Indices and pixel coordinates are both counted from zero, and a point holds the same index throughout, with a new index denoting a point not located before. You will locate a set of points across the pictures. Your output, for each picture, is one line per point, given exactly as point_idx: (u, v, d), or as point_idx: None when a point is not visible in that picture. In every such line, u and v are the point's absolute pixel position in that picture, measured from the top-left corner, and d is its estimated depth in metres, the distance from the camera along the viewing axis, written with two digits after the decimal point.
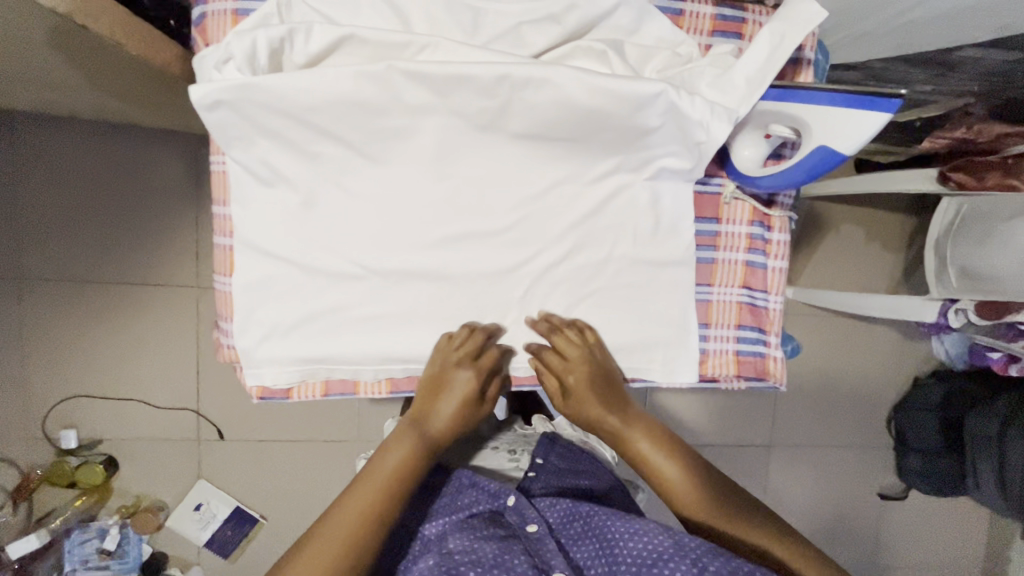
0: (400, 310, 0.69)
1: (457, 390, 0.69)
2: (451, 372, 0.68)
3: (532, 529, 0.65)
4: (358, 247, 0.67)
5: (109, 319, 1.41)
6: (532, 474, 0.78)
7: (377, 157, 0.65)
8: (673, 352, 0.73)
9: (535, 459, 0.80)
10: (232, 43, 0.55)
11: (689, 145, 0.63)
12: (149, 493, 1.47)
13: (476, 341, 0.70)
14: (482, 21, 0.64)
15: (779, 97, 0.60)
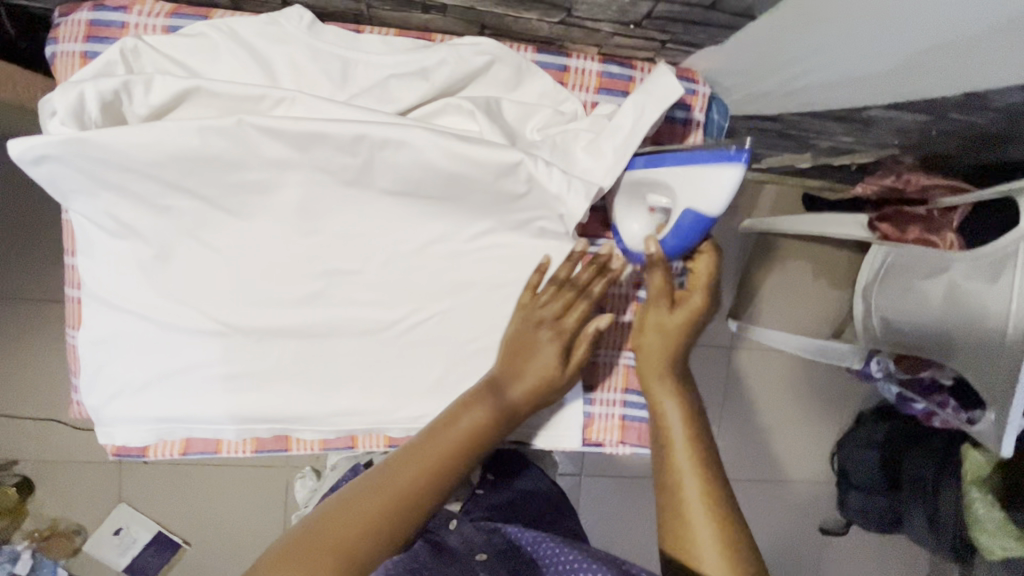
0: (265, 367, 0.66)
1: (545, 365, 0.61)
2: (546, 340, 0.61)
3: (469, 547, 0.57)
4: (221, 303, 0.64)
5: (27, 337, 1.36)
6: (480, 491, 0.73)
7: (237, 210, 0.62)
8: (554, 416, 0.70)
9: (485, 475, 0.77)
10: (55, 96, 0.52)
11: (553, 214, 0.62)
12: (65, 516, 1.42)
13: (579, 311, 0.62)
14: (351, 72, 0.61)
15: (647, 163, 0.59)
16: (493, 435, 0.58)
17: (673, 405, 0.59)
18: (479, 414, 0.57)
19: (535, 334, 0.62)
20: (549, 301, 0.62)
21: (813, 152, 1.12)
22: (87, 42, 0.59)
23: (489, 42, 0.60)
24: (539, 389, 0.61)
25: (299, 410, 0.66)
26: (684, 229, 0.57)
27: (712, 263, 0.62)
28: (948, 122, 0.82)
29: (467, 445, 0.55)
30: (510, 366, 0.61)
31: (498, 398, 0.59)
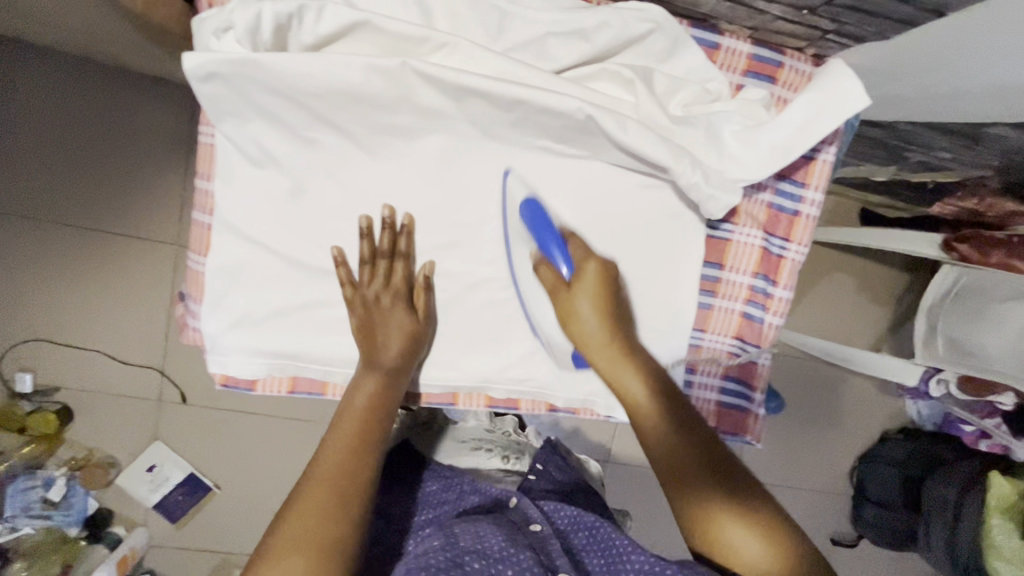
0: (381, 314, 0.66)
1: (401, 325, 0.64)
2: (386, 308, 0.64)
3: (537, 527, 0.61)
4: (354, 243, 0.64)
5: (85, 264, 1.37)
6: (533, 476, 0.79)
7: (378, 153, 0.62)
8: None
9: (535, 464, 0.81)
10: (235, 11, 0.50)
11: None
12: (101, 449, 1.42)
13: (401, 272, 0.64)
14: (507, 25, 0.60)
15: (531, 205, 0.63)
16: (391, 387, 0.62)
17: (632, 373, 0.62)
18: (370, 383, 0.62)
19: (376, 306, 0.64)
20: (368, 280, 0.63)
21: (898, 166, 1.11)
22: None
23: (655, 9, 0.59)
24: (407, 346, 0.64)
25: (411, 359, 0.67)
26: (531, 224, 0.63)
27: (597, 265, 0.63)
28: None
29: (380, 397, 0.61)
30: (366, 338, 0.63)
31: (374, 361, 0.63)
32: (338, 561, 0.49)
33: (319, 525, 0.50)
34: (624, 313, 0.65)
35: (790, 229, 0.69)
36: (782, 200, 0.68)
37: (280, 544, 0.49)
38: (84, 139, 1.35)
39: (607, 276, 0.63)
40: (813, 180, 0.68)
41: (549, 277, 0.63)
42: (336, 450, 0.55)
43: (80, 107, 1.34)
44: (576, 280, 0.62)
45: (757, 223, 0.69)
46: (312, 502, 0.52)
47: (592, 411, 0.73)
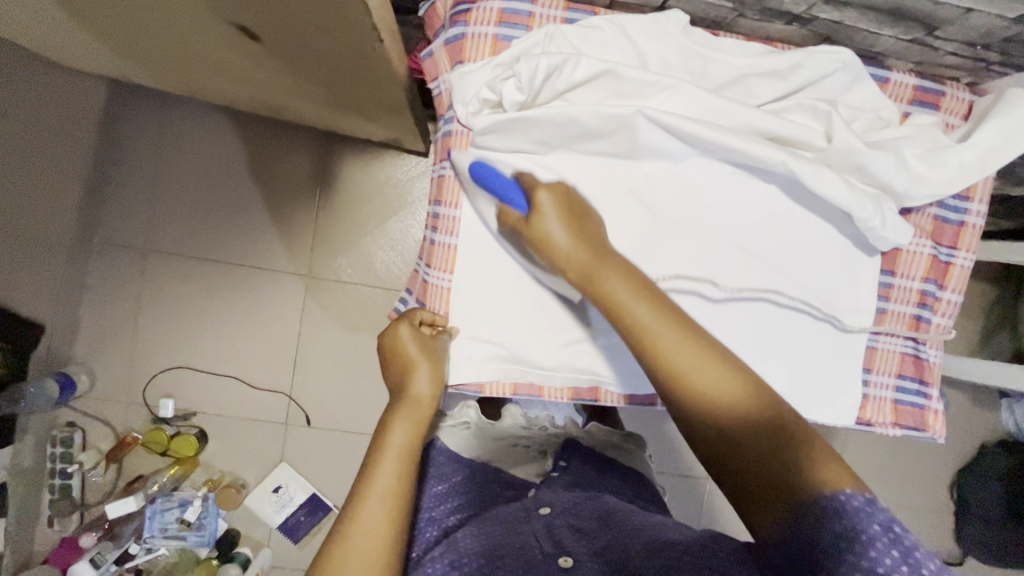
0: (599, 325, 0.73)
1: (424, 355, 0.66)
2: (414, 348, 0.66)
3: (545, 509, 0.73)
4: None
5: (221, 295, 1.49)
6: (556, 474, 0.88)
7: (598, 180, 0.71)
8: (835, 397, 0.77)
9: (560, 461, 0.91)
10: (520, 63, 0.62)
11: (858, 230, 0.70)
12: (231, 471, 1.50)
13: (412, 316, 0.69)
14: (711, 68, 0.69)
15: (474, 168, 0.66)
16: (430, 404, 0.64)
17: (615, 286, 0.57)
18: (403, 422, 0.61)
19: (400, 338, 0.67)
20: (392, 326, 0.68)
21: (1002, 182, 1.18)
22: (498, 27, 0.69)
23: (845, 52, 0.69)
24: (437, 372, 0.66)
25: (619, 365, 0.74)
26: (483, 180, 0.65)
27: (550, 193, 0.62)
28: None
29: (417, 427, 0.62)
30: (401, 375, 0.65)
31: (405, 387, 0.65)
32: None
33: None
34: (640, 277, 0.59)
35: (956, 238, 0.76)
36: (948, 213, 0.76)
37: None
38: (226, 182, 1.47)
39: (563, 199, 0.63)
40: (977, 195, 0.75)
41: (514, 219, 0.64)
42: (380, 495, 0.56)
43: (224, 154, 1.47)
44: (535, 215, 0.62)
45: (926, 232, 0.76)
46: (364, 557, 0.53)
47: (779, 410, 0.77)
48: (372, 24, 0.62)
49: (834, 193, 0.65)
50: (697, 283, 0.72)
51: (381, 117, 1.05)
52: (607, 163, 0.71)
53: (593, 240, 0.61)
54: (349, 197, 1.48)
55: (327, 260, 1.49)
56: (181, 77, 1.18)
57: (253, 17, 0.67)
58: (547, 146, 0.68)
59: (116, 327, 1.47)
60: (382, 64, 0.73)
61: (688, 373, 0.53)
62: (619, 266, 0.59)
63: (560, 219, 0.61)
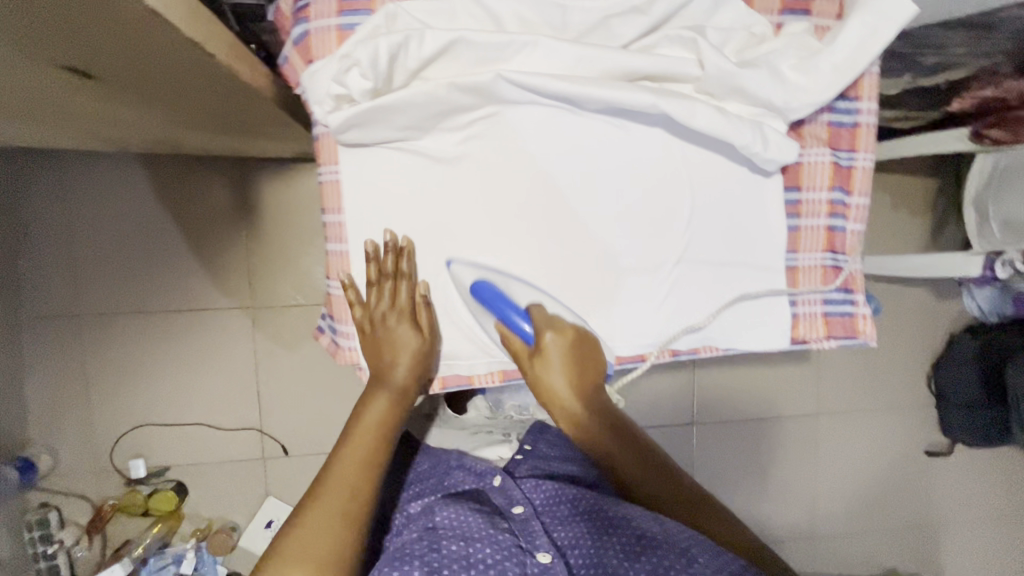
0: (522, 300, 0.68)
1: (409, 347, 0.69)
2: (395, 327, 0.68)
3: (518, 510, 0.74)
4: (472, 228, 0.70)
5: (167, 344, 1.45)
6: (520, 458, 0.90)
7: (480, 155, 0.69)
8: (763, 327, 0.77)
9: (524, 445, 0.93)
10: (357, 49, 0.58)
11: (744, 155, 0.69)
12: (220, 515, 1.48)
13: (405, 293, 0.69)
14: (570, 17, 0.67)
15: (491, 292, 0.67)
16: (393, 416, 0.70)
17: (557, 369, 0.67)
18: (380, 404, 0.69)
19: (384, 325, 0.68)
20: (376, 302, 0.69)
21: (912, 73, 1.17)
22: (340, 15, 0.65)
23: None
24: (415, 368, 0.69)
25: None
26: (485, 301, 0.67)
27: (558, 341, 0.66)
28: None
29: (378, 437, 0.68)
30: (379, 357, 0.69)
31: (386, 384, 0.69)
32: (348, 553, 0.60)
33: (340, 526, 0.61)
34: (589, 354, 0.69)
35: (853, 140, 0.75)
36: (840, 117, 0.74)
37: (307, 528, 0.60)
38: (147, 230, 1.42)
39: (568, 342, 0.67)
40: (866, 92, 0.74)
41: (518, 344, 0.67)
42: (327, 504, 0.61)
43: (137, 201, 1.42)
44: (538, 349, 0.66)
45: (823, 141, 0.75)
46: (338, 507, 0.62)
47: (714, 345, 0.77)
48: (192, 35, 0.57)
49: (711, 127, 0.65)
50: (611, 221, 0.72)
51: (274, 131, 1.01)
52: (487, 134, 0.68)
53: (586, 377, 0.69)
54: (276, 220, 1.44)
55: (269, 287, 1.46)
56: (62, 133, 1.12)
57: (73, 56, 0.62)
58: (419, 129, 0.65)
59: (67, 398, 1.43)
60: (231, 78, 0.69)
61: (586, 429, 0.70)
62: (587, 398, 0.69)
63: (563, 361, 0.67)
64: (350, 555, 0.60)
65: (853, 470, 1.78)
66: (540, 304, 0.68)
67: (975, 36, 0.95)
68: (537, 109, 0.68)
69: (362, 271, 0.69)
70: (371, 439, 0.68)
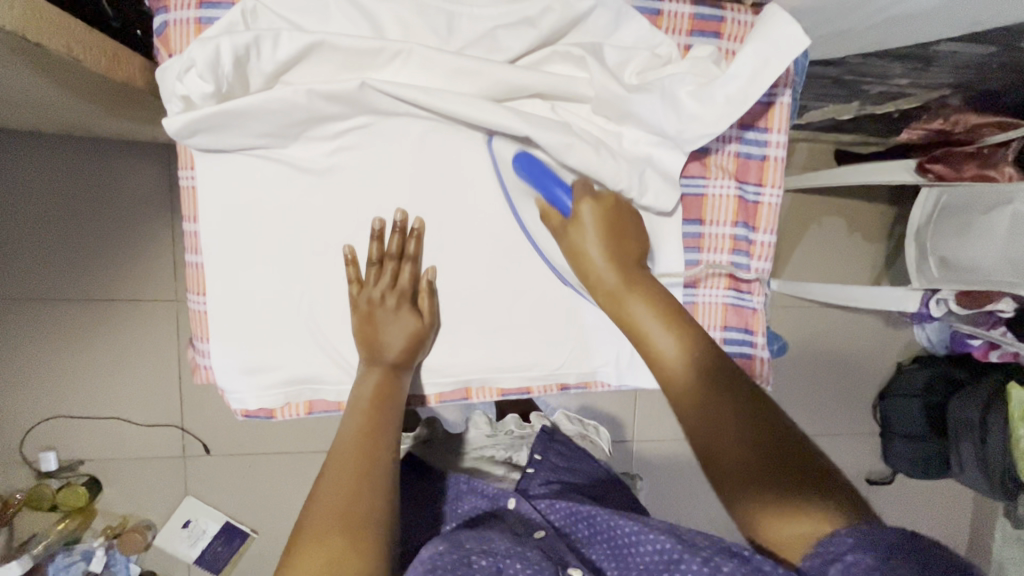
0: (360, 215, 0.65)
1: (405, 327, 0.65)
2: (387, 307, 0.65)
3: (540, 533, 0.64)
4: (339, 247, 0.65)
5: (85, 334, 1.38)
6: (530, 472, 0.82)
7: (352, 168, 0.64)
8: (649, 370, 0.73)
9: (533, 456, 0.85)
10: (193, 49, 0.53)
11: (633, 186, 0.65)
12: (135, 513, 1.43)
13: (407, 274, 0.66)
14: (456, 25, 0.62)
15: (526, 161, 0.62)
16: (396, 384, 0.64)
17: (593, 239, 0.60)
18: (374, 377, 0.64)
19: (383, 308, 0.65)
20: (375, 279, 0.65)
21: (860, 101, 1.13)
22: (200, 8, 0.60)
23: None
24: (412, 346, 0.66)
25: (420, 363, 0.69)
26: (531, 178, 0.62)
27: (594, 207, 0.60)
28: (1010, 53, 0.84)
29: (380, 405, 0.62)
30: (370, 338, 0.65)
31: (381, 359, 0.65)
32: (375, 525, 0.53)
33: (353, 495, 0.54)
34: (625, 229, 0.62)
35: (761, 174, 0.71)
36: (748, 148, 0.71)
37: (326, 504, 0.54)
38: (69, 213, 1.35)
39: (608, 209, 0.61)
40: (776, 124, 0.70)
41: (555, 221, 0.62)
42: (338, 475, 0.56)
43: (58, 182, 1.34)
44: (575, 220, 0.61)
45: (729, 172, 0.71)
46: (340, 477, 0.56)
47: (604, 382, 0.74)
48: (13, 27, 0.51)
49: (591, 163, 0.61)
50: (497, 246, 0.68)
51: None
52: (359, 146, 0.63)
53: (630, 267, 0.61)
54: None
55: None
56: None
57: None
58: (280, 137, 0.60)
59: None
60: (86, 71, 0.63)
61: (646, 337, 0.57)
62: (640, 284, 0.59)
63: (595, 232, 0.60)
64: (377, 519, 0.53)
65: None
66: (587, 177, 0.62)
67: (915, 68, 0.91)
68: (416, 123, 0.63)
69: (366, 250, 0.66)
70: (367, 412, 0.61)
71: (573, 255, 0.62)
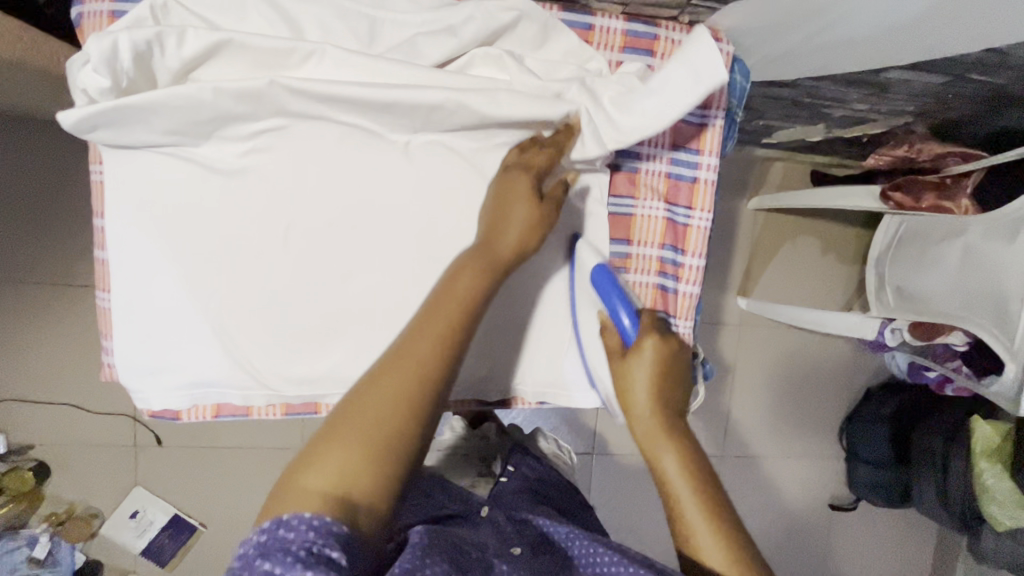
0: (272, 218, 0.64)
1: (525, 221, 0.58)
2: (517, 194, 0.58)
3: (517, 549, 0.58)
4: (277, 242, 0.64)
5: (35, 320, 1.35)
6: (504, 479, 0.78)
7: (264, 170, 0.63)
8: (565, 396, 0.73)
9: (506, 466, 0.81)
10: (89, 44, 0.52)
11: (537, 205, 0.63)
12: (83, 500, 1.42)
13: (540, 171, 0.59)
14: (377, 30, 0.60)
15: (603, 273, 0.64)
16: (491, 291, 0.55)
17: (643, 384, 0.59)
18: (478, 271, 0.55)
19: (509, 194, 0.58)
20: (508, 165, 0.59)
21: (825, 123, 1.11)
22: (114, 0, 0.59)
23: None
24: (525, 241, 0.58)
25: (332, 372, 0.67)
26: (599, 288, 0.64)
27: (657, 348, 0.59)
28: (965, 84, 0.82)
29: (472, 306, 0.53)
30: (495, 218, 0.58)
31: (494, 249, 0.57)
32: (401, 444, 0.45)
33: (407, 386, 0.47)
34: (677, 378, 0.60)
35: (691, 197, 0.70)
36: (679, 170, 0.69)
37: (370, 395, 0.47)
38: (16, 196, 1.30)
39: (664, 357, 0.60)
40: (707, 147, 0.69)
41: (613, 341, 0.62)
42: (398, 360, 0.48)
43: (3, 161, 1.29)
44: (633, 351, 0.60)
45: (659, 194, 0.70)
46: (397, 358, 0.49)
47: (525, 398, 0.74)
48: None
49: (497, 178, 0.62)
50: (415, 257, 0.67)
51: None
52: (275, 148, 0.62)
53: (672, 411, 0.59)
54: None
55: None
56: None
57: None
58: (188, 137, 0.59)
59: None
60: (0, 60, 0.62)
61: (661, 459, 0.56)
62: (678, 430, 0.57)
63: (648, 374, 0.59)
64: (409, 431, 0.46)
65: (758, 519, 1.73)
66: (652, 311, 0.63)
67: (871, 94, 0.90)
68: (333, 128, 0.62)
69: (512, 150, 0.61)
70: (461, 310, 0.52)
71: (621, 372, 0.60)
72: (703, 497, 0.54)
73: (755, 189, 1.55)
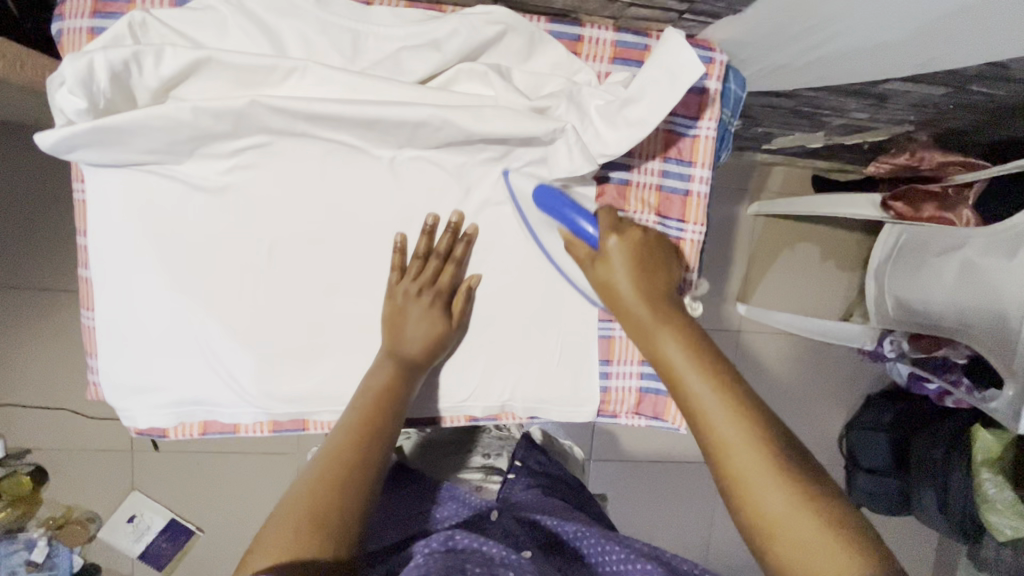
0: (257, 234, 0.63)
1: (430, 327, 0.64)
2: (419, 303, 0.64)
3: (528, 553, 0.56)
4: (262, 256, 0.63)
5: (30, 325, 1.35)
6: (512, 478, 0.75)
7: (247, 186, 0.62)
8: (553, 409, 0.71)
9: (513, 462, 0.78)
10: (65, 64, 0.51)
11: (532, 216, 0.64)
12: (80, 504, 1.42)
13: (447, 276, 0.65)
14: (361, 44, 0.59)
15: (550, 194, 0.62)
16: (403, 388, 0.61)
17: (624, 278, 0.59)
18: (386, 373, 0.61)
19: (411, 303, 0.64)
20: (416, 271, 0.65)
21: (825, 131, 1.10)
22: (93, 16, 0.58)
23: (502, 11, 0.58)
24: (432, 346, 0.64)
25: (321, 390, 0.66)
26: (549, 209, 0.62)
27: (627, 241, 0.59)
28: (966, 96, 0.80)
29: (386, 400, 0.59)
30: (394, 333, 0.63)
31: (397, 356, 0.62)
32: (338, 522, 0.48)
33: (329, 477, 0.50)
34: (655, 264, 0.60)
35: (684, 210, 0.69)
36: (671, 182, 0.69)
37: (293, 498, 0.49)
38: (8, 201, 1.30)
39: (636, 247, 0.60)
40: (700, 159, 0.68)
41: (584, 252, 0.61)
42: (318, 464, 0.52)
43: None
44: (604, 255, 0.60)
45: (651, 207, 0.69)
46: (321, 465, 0.52)
47: (514, 413, 0.72)
48: None
49: None
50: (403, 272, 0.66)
51: None
52: (258, 165, 0.61)
53: (660, 297, 0.59)
54: None
55: None
56: None
57: None
58: (169, 155, 0.59)
59: None
60: None
61: (665, 356, 0.55)
62: (672, 321, 0.57)
63: (627, 265, 0.59)
64: (345, 510, 0.49)
65: None
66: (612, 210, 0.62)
67: (870, 104, 0.88)
68: (317, 144, 0.62)
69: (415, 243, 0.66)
70: (372, 412, 0.58)
71: (602, 281, 0.60)
72: (713, 376, 0.52)
73: (755, 194, 1.53)
